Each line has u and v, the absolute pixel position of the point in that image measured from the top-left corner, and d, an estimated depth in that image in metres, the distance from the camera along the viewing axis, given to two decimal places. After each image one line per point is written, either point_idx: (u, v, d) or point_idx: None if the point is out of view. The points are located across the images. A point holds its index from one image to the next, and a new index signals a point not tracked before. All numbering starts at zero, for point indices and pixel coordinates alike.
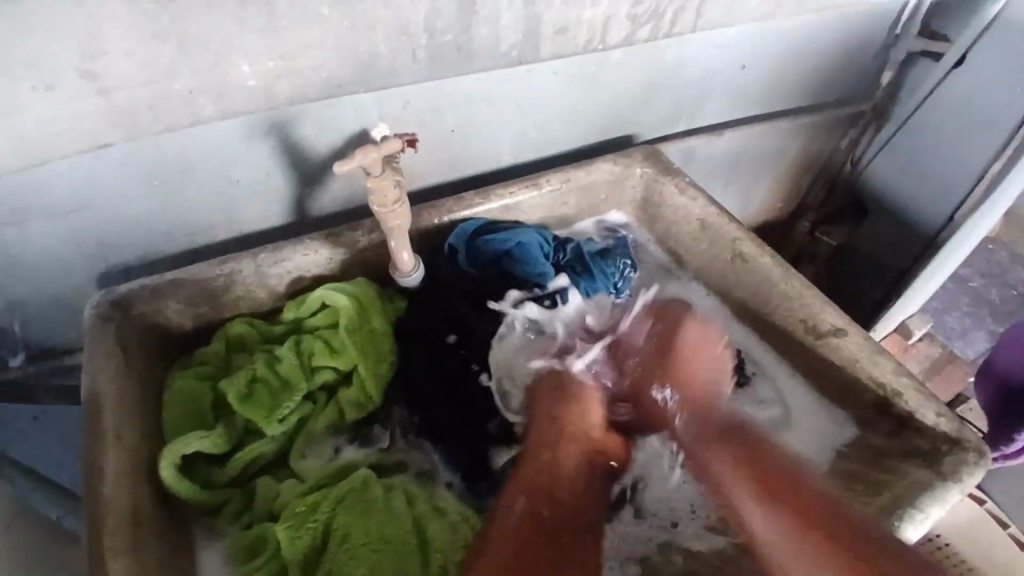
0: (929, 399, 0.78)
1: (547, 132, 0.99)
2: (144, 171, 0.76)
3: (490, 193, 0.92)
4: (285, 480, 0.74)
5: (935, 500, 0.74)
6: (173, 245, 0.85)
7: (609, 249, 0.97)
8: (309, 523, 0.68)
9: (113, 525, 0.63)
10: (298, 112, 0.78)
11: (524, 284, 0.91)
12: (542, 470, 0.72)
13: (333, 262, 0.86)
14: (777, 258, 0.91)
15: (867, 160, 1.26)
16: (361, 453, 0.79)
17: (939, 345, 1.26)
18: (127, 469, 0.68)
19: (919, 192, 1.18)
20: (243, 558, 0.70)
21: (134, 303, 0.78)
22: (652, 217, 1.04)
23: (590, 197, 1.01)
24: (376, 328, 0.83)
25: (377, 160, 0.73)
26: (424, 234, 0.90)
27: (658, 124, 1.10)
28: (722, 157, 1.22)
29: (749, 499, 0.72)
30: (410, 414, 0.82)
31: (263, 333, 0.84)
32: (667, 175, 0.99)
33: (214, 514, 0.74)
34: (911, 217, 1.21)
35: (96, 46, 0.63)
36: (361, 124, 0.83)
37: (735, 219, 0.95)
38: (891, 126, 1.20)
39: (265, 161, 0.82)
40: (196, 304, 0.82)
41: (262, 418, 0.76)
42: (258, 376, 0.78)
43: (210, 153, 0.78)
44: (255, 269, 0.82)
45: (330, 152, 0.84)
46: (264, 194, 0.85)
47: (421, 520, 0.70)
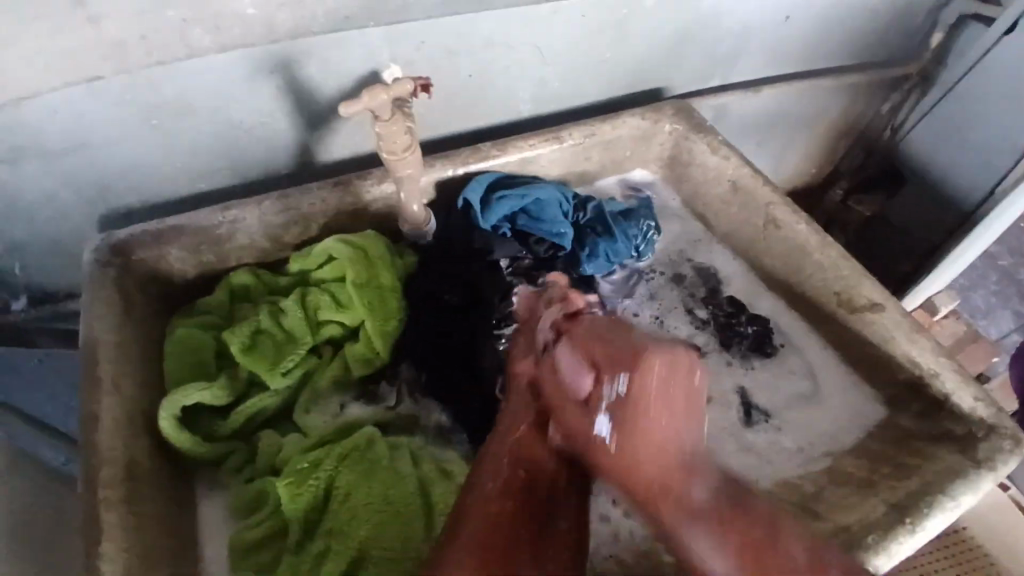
0: (968, 381, 0.74)
1: (572, 81, 0.92)
2: (144, 110, 0.72)
3: (508, 145, 0.87)
4: (289, 434, 0.72)
5: (969, 490, 0.69)
6: (176, 190, 0.82)
7: (631, 210, 0.92)
8: (309, 481, 0.66)
9: (111, 475, 0.62)
10: (305, 49, 0.73)
11: (541, 243, 0.86)
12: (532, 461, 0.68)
13: (343, 212, 0.81)
14: (812, 225, 0.85)
15: (908, 127, 1.19)
16: (365, 411, 0.76)
17: (965, 323, 1.19)
18: (126, 419, 0.66)
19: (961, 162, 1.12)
20: (243, 512, 0.69)
21: (136, 248, 0.75)
22: (679, 176, 0.98)
23: (615, 154, 0.95)
24: (384, 283, 0.79)
25: (386, 103, 0.67)
26: (437, 187, 0.86)
27: (691, 77, 1.02)
28: (756, 116, 1.15)
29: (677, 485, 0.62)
30: (417, 372, 0.79)
31: (269, 284, 0.81)
32: (698, 132, 0.93)
33: (216, 466, 0.73)
34: (952, 191, 1.15)
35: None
36: (372, 66, 0.78)
37: (768, 182, 0.89)
38: (937, 91, 1.13)
39: (270, 101, 0.77)
40: (199, 252, 0.78)
41: (266, 371, 0.73)
42: (263, 328, 0.76)
43: (211, 91, 0.73)
44: (260, 216, 0.78)
45: (340, 95, 0.79)
46: (270, 137, 0.80)
47: (426, 482, 0.68)
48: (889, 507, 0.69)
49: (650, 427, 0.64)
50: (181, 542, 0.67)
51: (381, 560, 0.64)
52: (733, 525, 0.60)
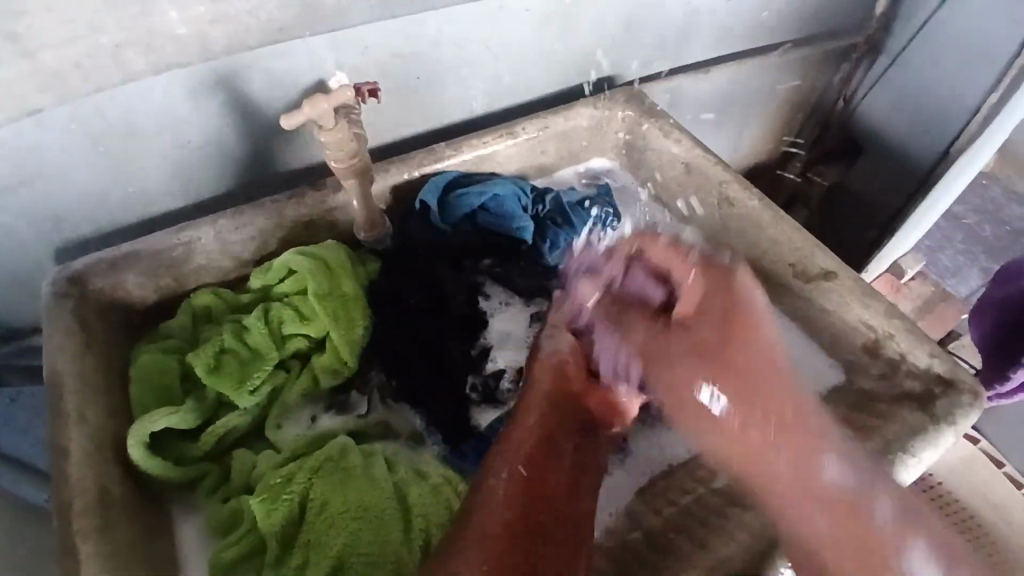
0: (923, 340, 0.76)
1: (523, 76, 0.93)
2: (87, 135, 0.71)
3: (462, 144, 0.87)
4: (261, 451, 0.72)
5: (928, 445, 0.71)
6: (130, 215, 0.81)
7: (592, 199, 0.92)
8: (284, 495, 0.66)
9: (83, 504, 0.61)
10: (245, 62, 0.72)
11: (502, 240, 0.88)
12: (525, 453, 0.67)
13: (300, 225, 0.81)
14: (765, 201, 0.86)
15: (861, 96, 1.23)
16: (338, 421, 0.76)
17: (931, 284, 1.20)
18: (96, 448, 0.66)
19: (913, 126, 1.15)
20: (219, 533, 0.68)
21: (90, 277, 0.74)
22: (636, 163, 0.99)
23: (570, 145, 0.96)
24: (348, 293, 0.80)
25: (328, 111, 0.67)
26: (394, 192, 0.86)
27: (641, 63, 1.03)
28: (709, 98, 1.16)
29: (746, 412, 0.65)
30: (388, 378, 0.80)
31: (230, 302, 0.80)
32: (650, 117, 0.94)
33: (190, 489, 0.72)
34: (907, 154, 1.18)
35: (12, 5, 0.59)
36: (317, 75, 0.77)
37: (722, 162, 0.91)
38: (884, 62, 1.17)
39: (217, 117, 0.76)
40: (158, 275, 0.77)
41: (233, 390, 0.73)
42: (227, 346, 0.75)
43: (151, 113, 0.72)
44: (216, 235, 0.78)
45: (289, 106, 0.78)
46: (222, 154, 0.80)
47: (402, 485, 0.69)
48: None
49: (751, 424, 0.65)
50: (160, 568, 0.66)
51: (362, 566, 0.64)
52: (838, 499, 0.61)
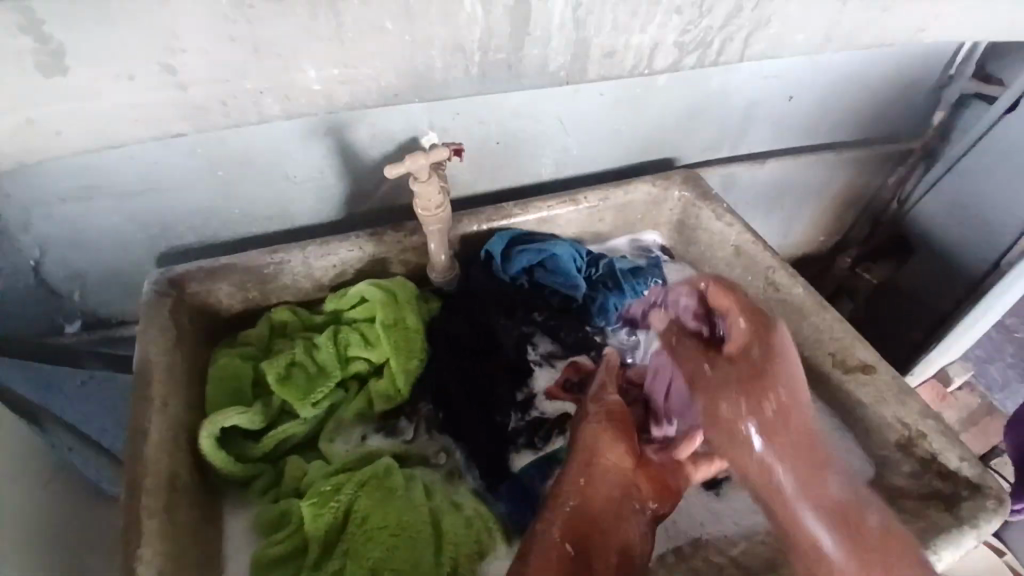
0: (952, 443, 0.78)
1: (591, 150, 1.02)
2: (211, 161, 0.82)
3: (529, 205, 0.95)
4: (313, 461, 0.78)
5: (952, 545, 0.72)
6: (229, 233, 0.91)
7: (643, 269, 0.98)
8: (332, 502, 0.71)
9: (152, 484, 0.68)
10: (355, 118, 0.83)
11: (555, 294, 0.95)
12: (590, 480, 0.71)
13: (377, 259, 0.90)
14: (808, 289, 0.91)
15: (915, 198, 1.24)
16: (385, 443, 0.82)
17: (978, 397, 1.25)
18: (171, 436, 0.72)
19: (964, 234, 1.15)
20: (265, 530, 0.74)
21: (189, 282, 0.83)
22: (687, 240, 1.05)
23: (628, 215, 1.03)
24: (410, 325, 0.87)
25: (425, 166, 0.76)
26: (463, 240, 0.94)
27: (700, 150, 1.11)
28: (763, 186, 1.23)
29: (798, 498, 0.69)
30: (437, 409, 0.85)
31: (305, 321, 0.88)
32: (705, 199, 1.00)
33: (243, 487, 0.78)
34: (954, 260, 1.19)
35: (176, 47, 0.66)
36: (412, 132, 0.87)
37: (769, 248, 0.96)
38: (938, 167, 1.17)
39: (321, 160, 0.87)
40: (246, 288, 0.86)
41: (297, 401, 0.80)
42: (297, 360, 0.82)
43: (268, 147, 0.83)
44: (301, 260, 0.87)
45: (383, 157, 0.89)
46: (318, 191, 0.90)
47: (437, 512, 0.74)
48: None
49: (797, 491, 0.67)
50: (209, 554, 0.72)
51: None
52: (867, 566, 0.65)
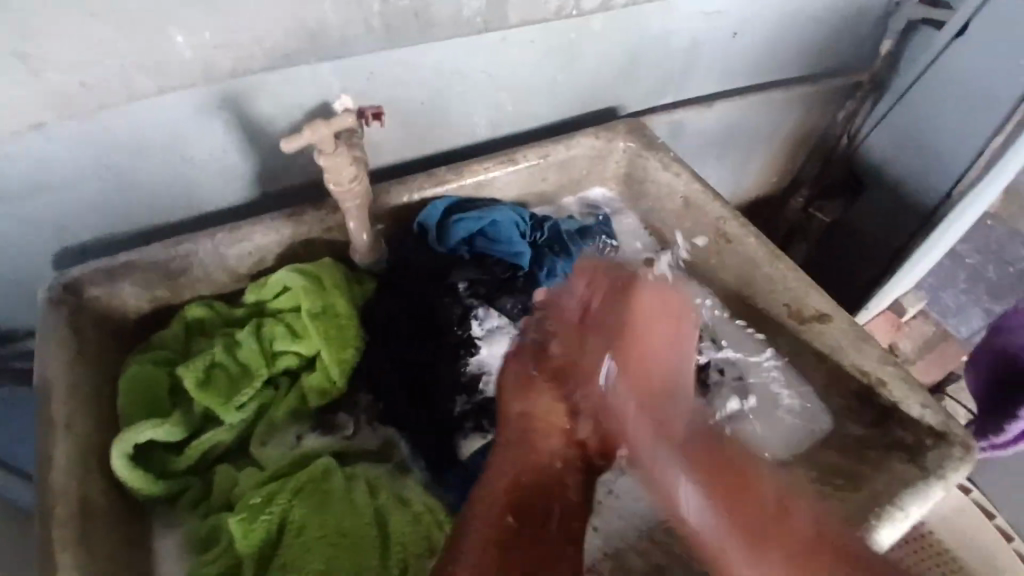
0: (915, 389, 0.76)
1: (527, 104, 0.94)
2: (95, 150, 0.72)
3: (464, 169, 0.88)
4: (245, 468, 0.72)
5: (919, 500, 0.71)
6: (132, 227, 0.82)
7: (590, 229, 0.93)
8: (262, 515, 0.66)
9: (61, 516, 0.61)
10: (255, 83, 0.74)
11: (500, 264, 0.88)
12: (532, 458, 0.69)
13: (299, 241, 0.82)
14: (762, 238, 0.87)
15: (865, 133, 1.21)
16: (322, 442, 0.76)
17: (932, 324, 1.19)
18: (79, 460, 0.65)
19: (914, 168, 1.13)
20: (197, 548, 0.68)
21: (86, 285, 0.74)
22: (636, 194, 0.99)
23: (571, 173, 0.96)
24: (341, 313, 0.80)
25: (328, 136, 0.69)
26: (395, 213, 0.87)
27: (644, 96, 1.05)
28: (713, 131, 1.17)
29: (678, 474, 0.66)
30: (377, 400, 0.79)
31: (225, 315, 0.81)
32: (651, 149, 0.94)
33: (171, 503, 0.72)
34: (907, 196, 1.16)
35: (22, 30, 0.60)
36: (321, 96, 0.78)
37: (720, 198, 0.91)
38: (889, 100, 1.14)
39: (225, 137, 0.78)
40: (154, 287, 0.78)
41: (219, 406, 0.73)
42: (217, 361, 0.75)
43: (160, 129, 0.73)
44: (214, 250, 0.78)
45: (292, 127, 0.80)
46: (227, 170, 0.81)
47: (383, 511, 0.69)
48: (841, 518, 0.71)
49: (716, 495, 0.63)
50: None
51: None
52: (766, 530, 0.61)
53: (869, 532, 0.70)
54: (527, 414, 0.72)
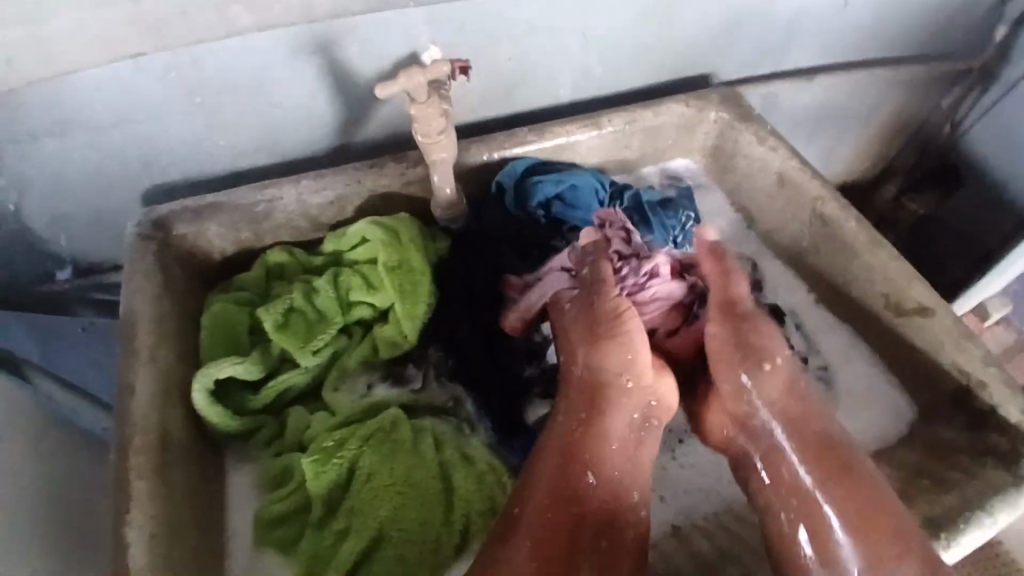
0: (1019, 396, 0.70)
1: (616, 66, 0.90)
2: (188, 87, 0.73)
3: (546, 131, 0.85)
4: (317, 413, 0.74)
5: (1011, 507, 0.66)
6: (217, 169, 0.83)
7: (672, 201, 0.89)
8: (333, 459, 0.67)
9: (143, 442, 0.63)
10: (347, 28, 0.73)
11: (575, 231, 0.86)
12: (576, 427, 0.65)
13: (377, 194, 0.81)
14: (860, 222, 0.80)
15: (967, 124, 1.10)
16: (392, 393, 0.76)
17: (1015, 331, 1.15)
18: (160, 390, 0.68)
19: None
20: (269, 485, 0.70)
21: (174, 223, 0.76)
22: (723, 168, 0.94)
23: (656, 142, 0.92)
24: (415, 267, 0.79)
25: (423, 84, 0.67)
26: (472, 171, 0.85)
27: (740, 65, 0.98)
28: (808, 107, 1.09)
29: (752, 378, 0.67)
30: (446, 357, 0.79)
31: (304, 263, 0.82)
32: (745, 121, 0.88)
33: (244, 440, 0.74)
34: (1013, 193, 1.05)
35: None
36: (411, 47, 0.77)
37: (817, 178, 0.85)
38: (1001, 87, 1.04)
39: (312, 82, 0.77)
40: (236, 229, 0.79)
41: (297, 349, 0.74)
42: (296, 306, 0.76)
43: (249, 70, 0.73)
44: (295, 197, 0.79)
45: (378, 77, 0.79)
46: (311, 117, 0.81)
47: (447, 467, 0.69)
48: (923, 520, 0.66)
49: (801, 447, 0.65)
50: (210, 509, 0.69)
51: (399, 542, 0.64)
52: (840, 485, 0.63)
53: (948, 546, 0.64)
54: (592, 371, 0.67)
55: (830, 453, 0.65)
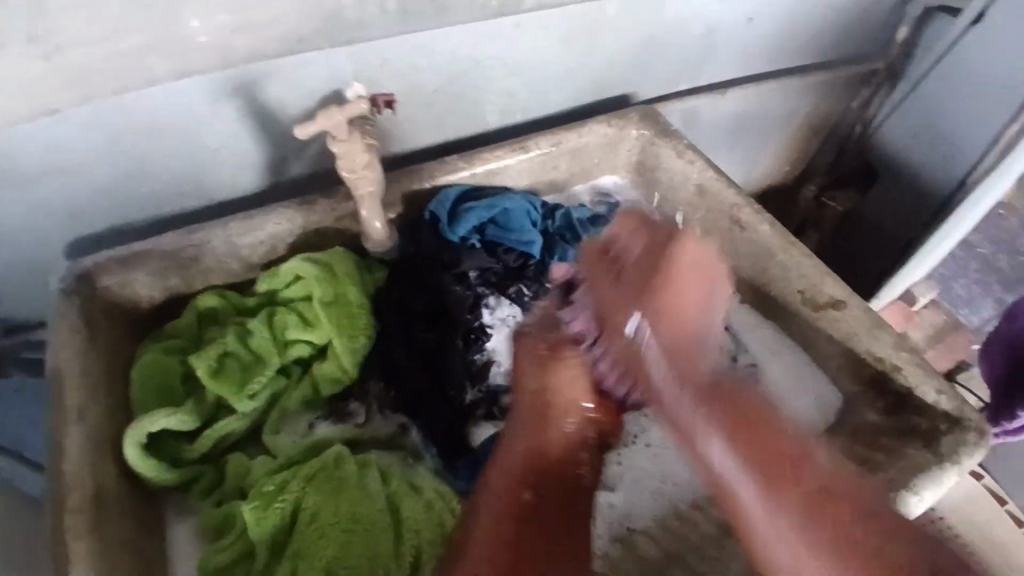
0: (929, 375, 0.74)
1: (538, 91, 0.93)
2: (107, 136, 0.72)
3: (475, 158, 0.87)
4: (257, 456, 0.72)
5: (930, 483, 0.70)
6: (143, 216, 0.81)
7: (602, 218, 0.92)
8: (275, 504, 0.66)
9: (75, 503, 0.61)
10: (267, 70, 0.74)
11: (511, 253, 0.87)
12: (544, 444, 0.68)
13: (310, 230, 0.82)
14: (777, 225, 0.85)
15: (881, 120, 1.18)
16: (334, 430, 0.75)
17: (943, 313, 1.12)
18: (92, 446, 0.65)
19: (931, 158, 1.10)
20: (211, 536, 0.68)
21: (99, 274, 0.74)
22: (648, 182, 0.98)
23: (582, 162, 0.95)
24: (352, 301, 0.79)
25: (343, 122, 0.69)
26: (404, 201, 0.86)
27: (657, 83, 1.03)
28: (726, 119, 1.15)
29: (703, 419, 0.63)
30: (387, 388, 0.79)
31: (236, 305, 0.81)
32: (665, 137, 0.93)
33: (184, 491, 0.72)
34: (922, 184, 1.13)
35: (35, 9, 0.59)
36: (335, 85, 0.78)
37: (735, 185, 0.89)
38: (906, 85, 1.11)
39: (237, 124, 0.77)
40: (165, 276, 0.78)
41: (233, 394, 0.73)
42: (229, 350, 0.75)
43: (172, 116, 0.73)
44: (226, 239, 0.78)
45: (302, 115, 0.79)
46: (238, 159, 0.81)
47: (395, 499, 0.69)
48: None
49: (732, 435, 0.61)
50: (152, 567, 0.67)
51: None
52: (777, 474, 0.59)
53: None
54: (554, 384, 0.71)
55: (745, 419, 0.62)
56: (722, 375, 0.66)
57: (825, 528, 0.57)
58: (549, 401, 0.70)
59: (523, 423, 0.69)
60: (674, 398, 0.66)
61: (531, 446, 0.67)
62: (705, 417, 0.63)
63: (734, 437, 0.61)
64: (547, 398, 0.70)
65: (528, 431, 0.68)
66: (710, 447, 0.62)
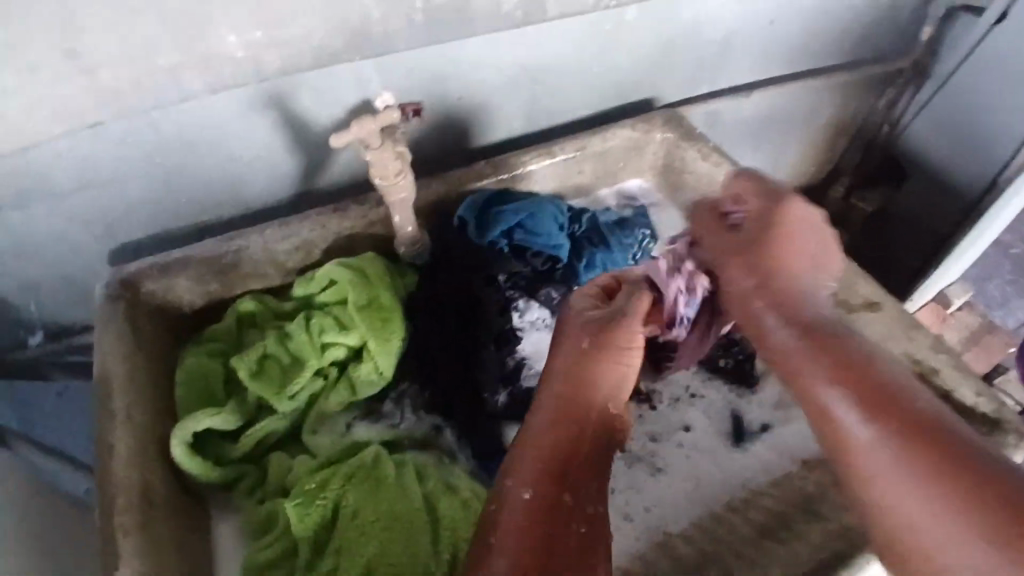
0: (967, 376, 0.75)
1: (563, 97, 0.95)
2: (144, 149, 0.75)
3: (502, 164, 0.89)
4: (298, 455, 0.75)
5: None
6: (181, 224, 0.85)
7: (628, 220, 0.93)
8: (318, 501, 0.68)
9: (125, 502, 0.64)
10: (299, 82, 0.76)
11: (538, 256, 0.88)
12: (544, 430, 0.65)
13: (343, 236, 0.84)
14: None
15: (905, 121, 1.18)
16: (372, 431, 0.77)
17: (979, 313, 1.15)
18: (139, 447, 0.68)
19: (956, 159, 1.11)
20: (255, 533, 0.71)
21: (143, 281, 0.77)
22: (674, 185, 0.99)
23: (608, 165, 0.96)
24: (384, 304, 0.81)
25: (374, 131, 0.70)
26: (436, 207, 0.88)
27: (681, 87, 1.04)
28: (749, 121, 1.16)
29: (823, 380, 0.63)
30: (421, 390, 0.81)
31: (274, 309, 0.83)
32: (690, 140, 0.94)
33: (228, 490, 0.75)
34: (950, 184, 1.14)
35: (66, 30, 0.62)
36: (361, 93, 0.80)
37: None
38: (930, 86, 1.12)
39: (268, 135, 0.80)
40: (206, 282, 0.80)
41: (273, 396, 0.75)
42: (269, 352, 0.78)
43: (206, 128, 0.76)
44: (262, 246, 0.81)
45: (335, 124, 0.82)
46: (270, 168, 0.83)
47: (431, 497, 0.71)
48: None
49: (861, 407, 0.60)
50: (199, 563, 0.69)
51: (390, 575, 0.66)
52: (918, 445, 0.57)
53: None
54: (586, 359, 0.69)
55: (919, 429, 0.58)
56: (818, 322, 0.69)
57: (958, 488, 0.54)
58: (612, 357, 0.69)
59: (558, 401, 0.67)
60: (780, 344, 0.68)
61: (569, 428, 0.65)
62: (814, 369, 0.64)
63: (837, 386, 0.62)
64: (580, 372, 0.68)
65: (569, 403, 0.67)
66: (834, 403, 0.62)
